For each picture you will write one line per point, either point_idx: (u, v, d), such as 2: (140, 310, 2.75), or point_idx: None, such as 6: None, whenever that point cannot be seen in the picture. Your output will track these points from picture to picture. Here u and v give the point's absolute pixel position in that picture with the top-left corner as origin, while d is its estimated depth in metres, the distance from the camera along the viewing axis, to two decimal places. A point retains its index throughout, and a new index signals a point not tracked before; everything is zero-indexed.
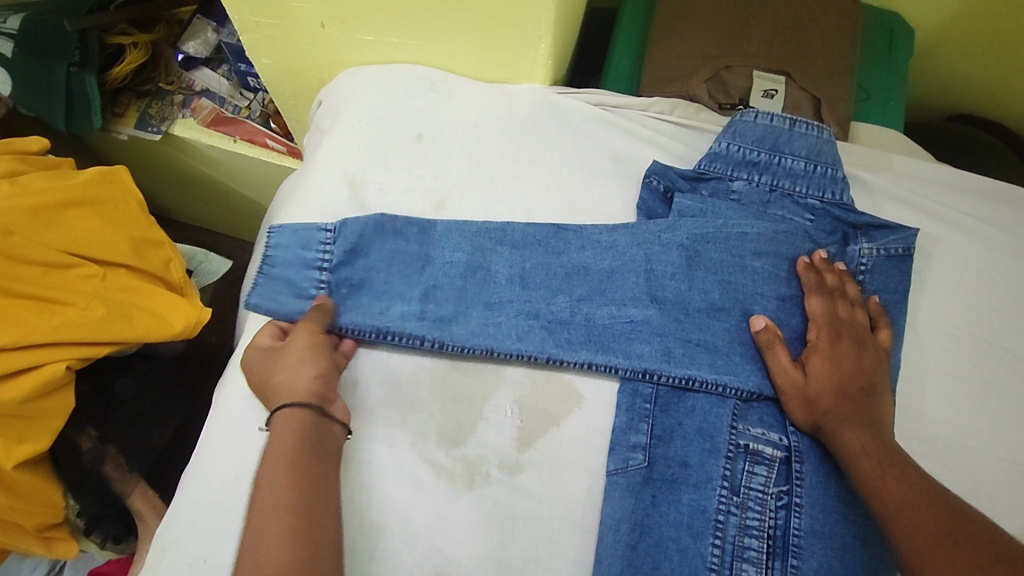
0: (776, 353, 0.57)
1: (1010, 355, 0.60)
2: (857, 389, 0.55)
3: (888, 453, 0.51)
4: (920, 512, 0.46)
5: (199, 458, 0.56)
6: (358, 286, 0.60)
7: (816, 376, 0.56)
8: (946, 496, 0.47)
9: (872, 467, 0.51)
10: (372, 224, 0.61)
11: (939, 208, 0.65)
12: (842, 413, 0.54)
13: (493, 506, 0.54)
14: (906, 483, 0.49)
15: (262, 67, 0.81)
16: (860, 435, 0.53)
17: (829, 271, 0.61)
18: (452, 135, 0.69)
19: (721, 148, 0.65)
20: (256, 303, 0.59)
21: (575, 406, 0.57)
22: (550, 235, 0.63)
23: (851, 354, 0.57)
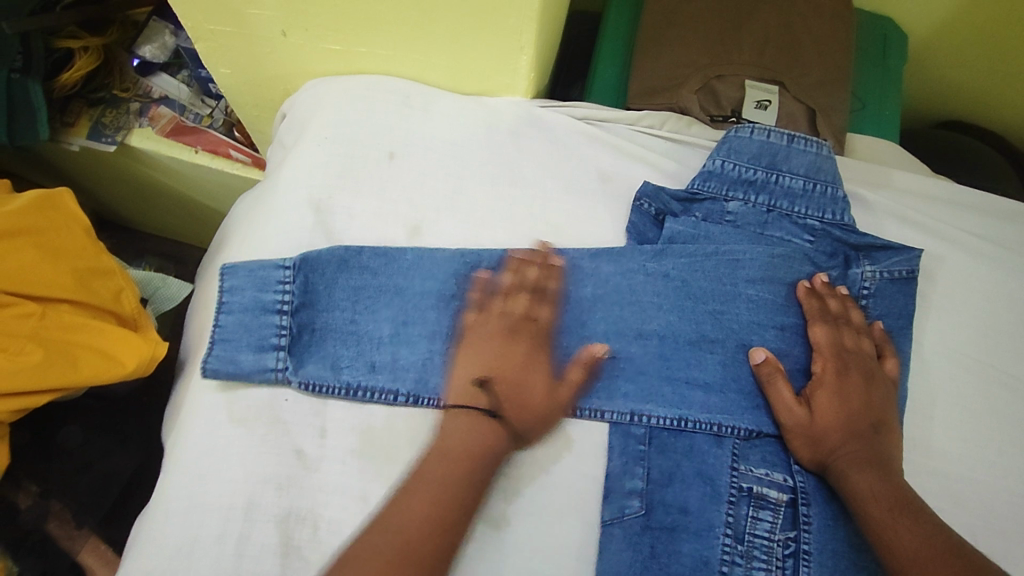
0: (779, 389, 0.53)
1: (1018, 383, 0.57)
2: (866, 426, 0.52)
3: (899, 501, 0.48)
4: (936, 573, 0.43)
5: (155, 518, 0.52)
6: (320, 330, 0.56)
7: (820, 413, 0.53)
8: (960, 553, 0.44)
9: (881, 516, 0.47)
10: (335, 260, 0.57)
11: (941, 226, 0.62)
12: (850, 455, 0.51)
13: (478, 565, 0.50)
14: (919, 536, 0.45)
15: (220, 76, 0.75)
16: (868, 479, 0.49)
17: (833, 296, 0.57)
18: (427, 153, 0.64)
19: (715, 166, 0.61)
20: (214, 367, 0.55)
21: (564, 450, 0.53)
22: (533, 263, 0.57)
23: (859, 388, 0.54)
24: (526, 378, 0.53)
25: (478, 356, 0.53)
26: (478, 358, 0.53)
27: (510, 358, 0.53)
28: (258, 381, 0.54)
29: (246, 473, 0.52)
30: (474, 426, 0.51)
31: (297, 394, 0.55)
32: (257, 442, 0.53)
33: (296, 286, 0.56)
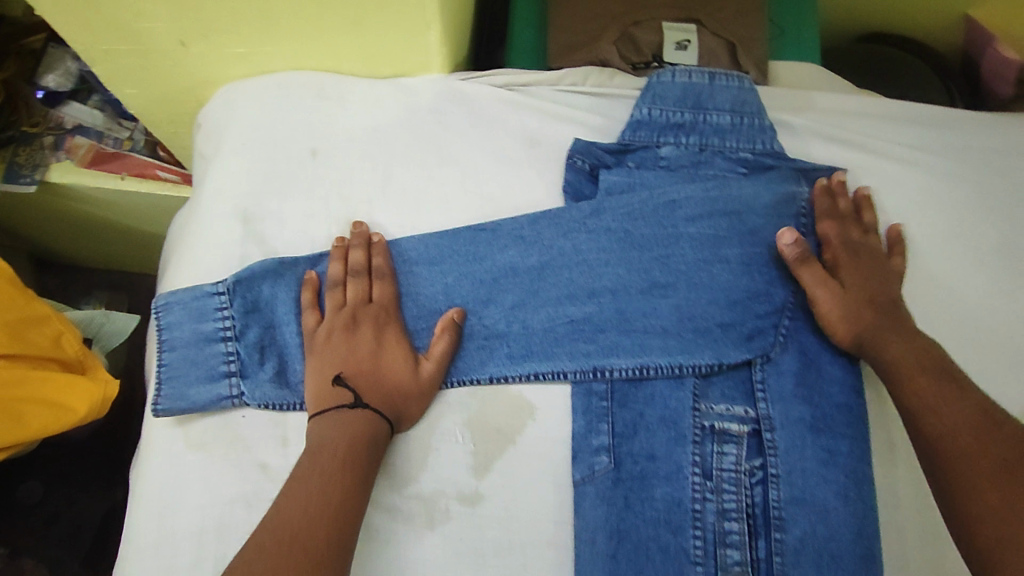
0: (808, 272, 0.55)
1: (952, 281, 0.59)
2: (884, 299, 0.55)
3: (933, 366, 0.50)
4: (976, 437, 0.45)
5: (128, 557, 0.51)
6: (269, 347, 0.55)
7: (846, 289, 0.56)
8: (998, 420, 0.46)
9: (924, 382, 0.50)
10: (270, 273, 0.56)
11: (867, 140, 0.63)
12: (879, 327, 0.54)
13: (459, 542, 0.51)
14: (960, 405, 0.47)
15: (126, 97, 0.72)
16: (902, 352, 0.52)
17: (845, 195, 0.60)
18: (350, 145, 0.62)
19: (643, 115, 0.60)
20: (165, 405, 0.53)
21: (528, 418, 0.54)
22: (355, 246, 0.57)
23: (867, 266, 0.57)
24: (382, 361, 0.54)
25: (325, 357, 0.54)
26: (320, 357, 0.54)
27: (362, 345, 0.54)
28: (211, 408, 0.54)
29: (212, 497, 0.51)
30: (342, 420, 0.50)
31: (253, 410, 0.54)
32: (219, 464, 0.52)
33: (235, 309, 0.55)
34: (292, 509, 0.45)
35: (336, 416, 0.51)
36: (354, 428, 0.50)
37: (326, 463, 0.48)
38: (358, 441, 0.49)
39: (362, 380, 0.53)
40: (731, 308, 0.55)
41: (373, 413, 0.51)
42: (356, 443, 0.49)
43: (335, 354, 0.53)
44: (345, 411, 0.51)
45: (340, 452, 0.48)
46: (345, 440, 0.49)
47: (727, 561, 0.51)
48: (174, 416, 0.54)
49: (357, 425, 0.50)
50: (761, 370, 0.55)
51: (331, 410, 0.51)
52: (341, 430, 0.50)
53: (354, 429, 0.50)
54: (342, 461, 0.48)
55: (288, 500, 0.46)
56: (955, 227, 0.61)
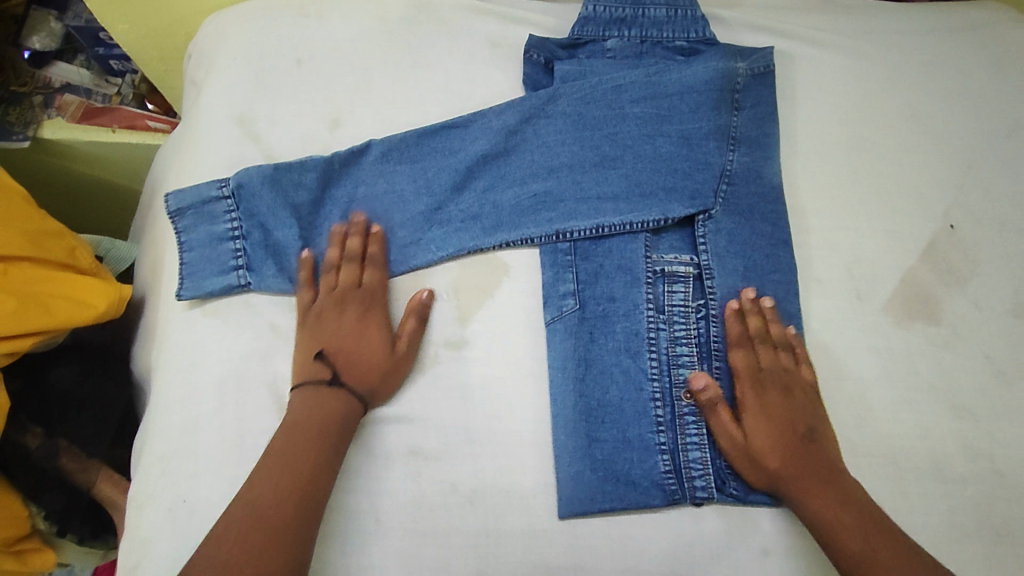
0: (722, 429, 0.57)
1: (870, 144, 0.67)
2: (799, 440, 0.55)
3: (865, 519, 0.51)
4: (885, 557, 0.49)
5: (160, 412, 0.58)
6: (269, 240, 0.62)
7: (753, 437, 0.56)
8: (881, 520, 0.51)
9: (859, 548, 0.50)
10: (267, 179, 0.62)
11: (791, 29, 0.71)
12: (801, 481, 0.53)
13: (448, 381, 0.58)
14: (845, 506, 0.52)
15: (119, 35, 0.78)
16: (828, 504, 0.52)
17: (755, 314, 0.60)
18: (329, 54, 0.69)
19: (589, 12, 0.68)
20: (188, 291, 0.61)
21: (503, 275, 0.62)
22: (353, 235, 0.62)
23: (779, 404, 0.57)
24: (361, 340, 0.58)
25: (314, 332, 0.59)
26: (310, 333, 0.58)
27: (351, 324, 0.59)
28: (226, 293, 0.61)
29: (230, 353, 0.58)
30: (318, 400, 0.55)
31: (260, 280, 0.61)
32: (234, 327, 0.59)
33: (241, 214, 0.62)
34: (262, 495, 0.50)
35: (319, 382, 0.56)
36: (330, 411, 0.55)
37: (304, 440, 0.53)
38: (333, 419, 0.55)
39: (343, 359, 0.58)
40: (675, 174, 0.63)
41: (348, 395, 0.56)
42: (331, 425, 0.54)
43: (325, 329, 0.59)
44: (323, 391, 0.56)
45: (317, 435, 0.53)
46: (319, 425, 0.54)
47: (679, 378, 0.59)
48: (194, 302, 0.61)
49: (331, 405, 0.55)
50: (703, 225, 0.62)
51: (311, 387, 0.56)
52: (314, 409, 0.55)
53: (332, 407, 0.55)
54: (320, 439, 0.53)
55: (258, 485, 0.51)
56: (869, 99, 0.69)
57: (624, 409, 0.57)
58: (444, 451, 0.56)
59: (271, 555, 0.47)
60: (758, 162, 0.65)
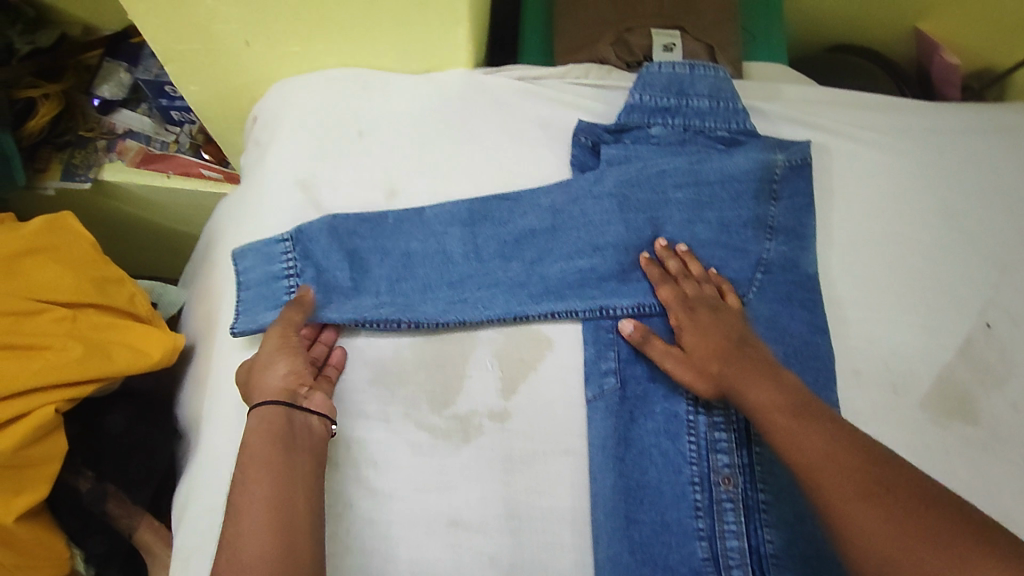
0: (664, 359, 0.61)
1: (902, 239, 0.70)
2: (731, 346, 0.59)
3: (796, 404, 0.52)
4: (834, 455, 0.48)
5: (211, 466, 0.60)
6: (323, 282, 0.65)
7: (692, 353, 0.60)
8: (812, 405, 0.52)
9: (786, 423, 0.51)
10: (325, 227, 0.65)
11: (828, 123, 0.75)
12: (737, 374, 0.57)
13: (490, 452, 0.60)
14: (779, 393, 0.53)
15: (189, 93, 0.82)
16: (764, 390, 0.54)
17: (671, 258, 0.65)
18: (390, 126, 0.73)
19: (635, 100, 0.72)
20: (242, 328, 0.64)
21: (547, 349, 0.64)
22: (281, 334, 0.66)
23: (708, 318, 0.61)
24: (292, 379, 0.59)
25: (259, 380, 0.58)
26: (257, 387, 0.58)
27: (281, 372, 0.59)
28: None
29: None
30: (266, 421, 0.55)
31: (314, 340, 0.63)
32: None
33: (298, 255, 0.65)
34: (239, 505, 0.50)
35: (258, 437, 0.54)
36: (273, 463, 0.52)
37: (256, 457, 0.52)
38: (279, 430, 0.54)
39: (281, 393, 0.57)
40: (713, 260, 0.67)
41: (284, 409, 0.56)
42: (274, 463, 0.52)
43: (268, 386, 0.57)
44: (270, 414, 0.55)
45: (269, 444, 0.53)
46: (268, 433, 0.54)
47: (717, 464, 0.60)
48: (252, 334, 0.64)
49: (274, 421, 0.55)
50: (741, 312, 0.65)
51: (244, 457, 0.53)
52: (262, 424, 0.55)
53: (272, 458, 0.52)
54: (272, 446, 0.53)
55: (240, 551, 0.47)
56: (902, 194, 0.72)
57: (664, 491, 0.59)
58: (483, 522, 0.58)
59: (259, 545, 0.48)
60: (795, 252, 0.67)
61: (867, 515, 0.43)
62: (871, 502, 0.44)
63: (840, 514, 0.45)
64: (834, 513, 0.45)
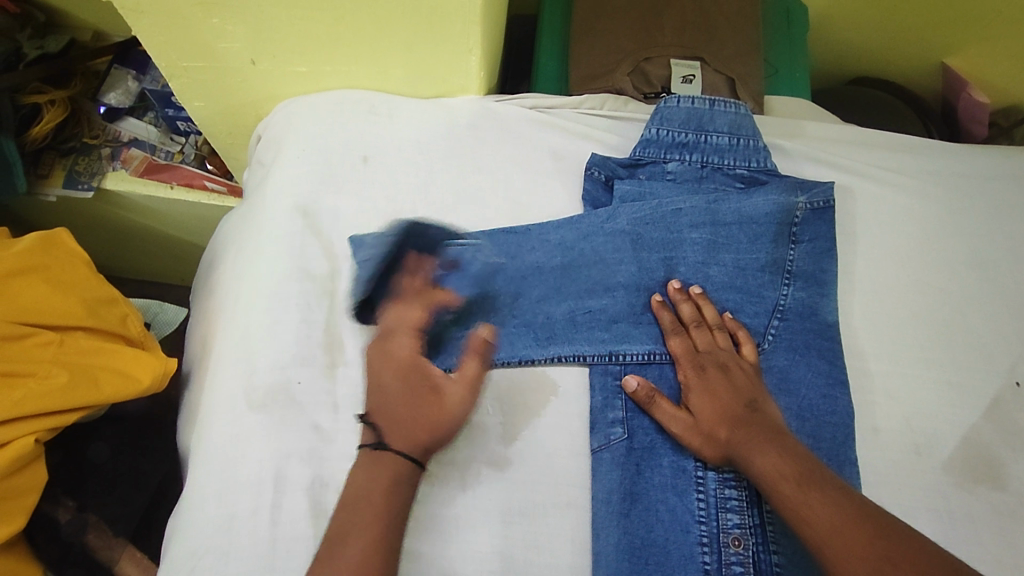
0: (669, 416, 0.57)
1: (928, 287, 0.67)
2: (742, 409, 0.55)
3: (804, 472, 0.50)
4: (848, 536, 0.45)
5: (191, 508, 0.56)
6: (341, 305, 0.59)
7: (699, 413, 0.57)
8: (819, 472, 0.50)
9: (793, 493, 0.49)
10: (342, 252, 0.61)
11: (852, 164, 0.72)
12: (745, 440, 0.53)
13: (488, 503, 0.57)
14: (785, 457, 0.51)
15: (193, 109, 0.80)
16: (771, 457, 0.51)
17: (682, 301, 0.62)
18: (398, 153, 0.71)
19: (651, 134, 0.69)
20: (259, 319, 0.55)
21: (551, 395, 0.61)
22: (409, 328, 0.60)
23: (718, 379, 0.58)
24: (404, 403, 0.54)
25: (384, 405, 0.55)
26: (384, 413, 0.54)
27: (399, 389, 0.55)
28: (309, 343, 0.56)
29: (270, 450, 0.57)
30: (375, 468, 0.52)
31: (308, 376, 0.60)
32: (278, 424, 0.58)
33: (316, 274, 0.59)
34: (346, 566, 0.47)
35: (377, 485, 0.51)
36: (381, 478, 0.51)
37: (361, 515, 0.49)
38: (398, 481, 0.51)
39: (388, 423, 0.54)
40: (726, 305, 0.63)
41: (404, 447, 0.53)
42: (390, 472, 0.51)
43: (400, 419, 0.53)
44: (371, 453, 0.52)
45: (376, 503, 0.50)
46: (381, 483, 0.51)
47: (727, 524, 0.56)
48: (250, 350, 0.60)
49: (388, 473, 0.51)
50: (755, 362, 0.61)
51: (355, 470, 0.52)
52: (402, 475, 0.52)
53: (388, 485, 0.51)
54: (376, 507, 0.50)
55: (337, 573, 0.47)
56: (929, 241, 0.69)
57: (670, 551, 0.55)
58: None
59: None
60: (815, 299, 0.63)
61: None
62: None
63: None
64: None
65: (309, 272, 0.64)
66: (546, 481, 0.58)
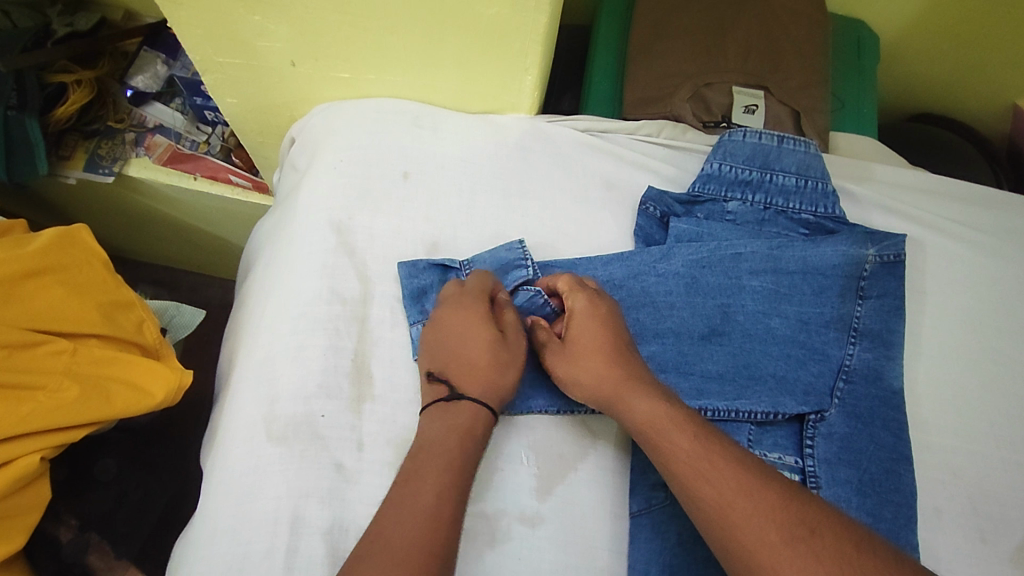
0: (561, 365, 0.54)
1: (1002, 357, 0.62)
2: (621, 348, 0.53)
3: (705, 437, 0.46)
4: (759, 506, 0.41)
5: (200, 544, 0.53)
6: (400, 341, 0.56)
7: (578, 344, 0.54)
8: (722, 441, 0.46)
9: (692, 458, 0.45)
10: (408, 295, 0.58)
11: (925, 215, 0.67)
12: (633, 384, 0.50)
13: (517, 562, 0.53)
14: (689, 431, 0.47)
15: (226, 105, 0.75)
16: (680, 430, 0.47)
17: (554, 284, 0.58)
18: (439, 171, 0.66)
19: (713, 169, 0.65)
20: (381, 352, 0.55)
21: (589, 448, 0.57)
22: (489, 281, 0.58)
23: (600, 322, 0.54)
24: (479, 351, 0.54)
25: (458, 359, 0.54)
26: (460, 366, 0.53)
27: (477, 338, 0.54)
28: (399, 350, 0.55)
29: (289, 488, 0.53)
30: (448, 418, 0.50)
31: (333, 409, 0.56)
32: (298, 460, 0.54)
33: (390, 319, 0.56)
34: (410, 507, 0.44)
35: (448, 434, 0.49)
36: (458, 426, 0.50)
37: (427, 461, 0.47)
38: (468, 431, 0.50)
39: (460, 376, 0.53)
40: (788, 359, 0.58)
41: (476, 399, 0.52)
42: (443, 490, 0.46)
43: (476, 374, 0.52)
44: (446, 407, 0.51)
45: (446, 456, 0.48)
46: (455, 430, 0.49)
47: None
48: (278, 380, 0.57)
49: (458, 420, 0.50)
50: (813, 427, 0.57)
51: (396, 486, 0.46)
52: (476, 421, 0.51)
53: (466, 428, 0.50)
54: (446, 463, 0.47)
55: (388, 542, 0.42)
56: (1006, 305, 0.64)
57: None
58: None
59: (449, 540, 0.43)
60: (881, 362, 0.59)
61: (759, 538, 0.40)
62: (763, 526, 0.40)
63: (735, 539, 0.41)
64: (728, 538, 0.41)
65: (340, 294, 0.60)
66: (580, 543, 0.54)
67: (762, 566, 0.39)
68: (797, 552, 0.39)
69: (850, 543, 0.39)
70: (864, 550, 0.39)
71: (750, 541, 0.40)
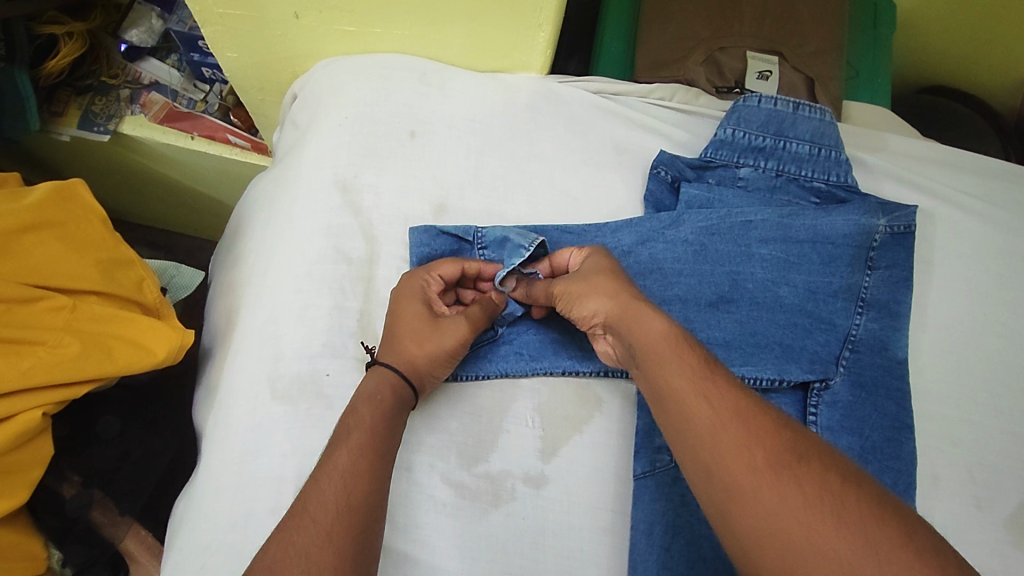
0: (564, 290, 0.52)
1: (1006, 329, 0.62)
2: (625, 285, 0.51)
3: (700, 364, 0.42)
4: (747, 432, 0.38)
5: (205, 500, 0.53)
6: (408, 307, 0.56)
7: (581, 279, 0.52)
8: (717, 370, 0.42)
9: (683, 384, 0.42)
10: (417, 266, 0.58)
11: (936, 186, 0.67)
12: (631, 313, 0.48)
13: (520, 521, 0.53)
14: (683, 359, 0.43)
15: (225, 60, 0.72)
16: (675, 360, 0.43)
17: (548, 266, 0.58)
18: (446, 130, 0.65)
19: (726, 135, 0.64)
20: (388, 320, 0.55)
21: (595, 410, 0.57)
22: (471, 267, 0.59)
23: (601, 267, 0.53)
24: (421, 327, 0.53)
25: (400, 331, 0.53)
26: (395, 339, 0.53)
27: (419, 315, 0.54)
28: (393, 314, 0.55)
29: (294, 447, 0.53)
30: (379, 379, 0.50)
31: (337, 368, 0.55)
32: (303, 418, 0.54)
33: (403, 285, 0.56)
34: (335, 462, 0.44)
35: (369, 393, 0.49)
36: (386, 382, 0.50)
37: (360, 414, 0.47)
38: (391, 393, 0.50)
39: (391, 345, 0.53)
40: (795, 328, 0.58)
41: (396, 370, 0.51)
42: (361, 462, 0.44)
43: (401, 349, 0.52)
44: (377, 371, 0.51)
45: (379, 420, 0.47)
46: (378, 390, 0.49)
47: None
48: (283, 339, 0.56)
49: (381, 392, 0.49)
50: (816, 395, 0.57)
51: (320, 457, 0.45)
52: (395, 388, 0.50)
53: (385, 392, 0.49)
54: (371, 426, 0.47)
55: (309, 492, 0.43)
56: (1014, 278, 0.64)
57: None
58: None
59: (377, 497, 0.44)
60: (887, 332, 0.59)
61: (742, 460, 0.37)
62: (748, 448, 0.37)
63: (719, 460, 0.38)
64: (711, 459, 0.38)
65: (346, 254, 0.59)
66: (583, 503, 0.54)
67: (741, 490, 0.36)
68: (780, 478, 0.35)
69: (838, 476, 0.35)
70: (855, 486, 0.35)
71: (733, 462, 0.37)
